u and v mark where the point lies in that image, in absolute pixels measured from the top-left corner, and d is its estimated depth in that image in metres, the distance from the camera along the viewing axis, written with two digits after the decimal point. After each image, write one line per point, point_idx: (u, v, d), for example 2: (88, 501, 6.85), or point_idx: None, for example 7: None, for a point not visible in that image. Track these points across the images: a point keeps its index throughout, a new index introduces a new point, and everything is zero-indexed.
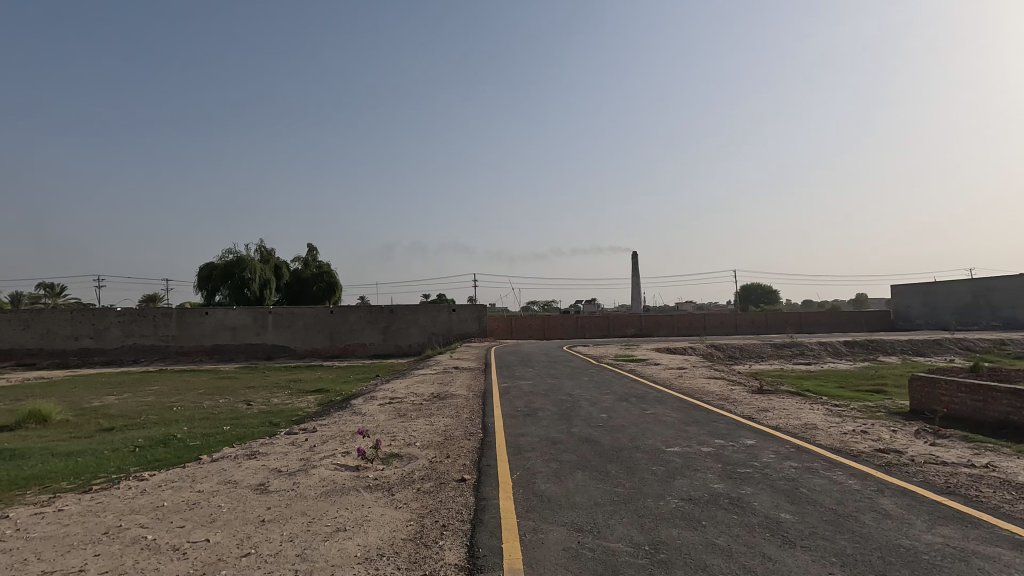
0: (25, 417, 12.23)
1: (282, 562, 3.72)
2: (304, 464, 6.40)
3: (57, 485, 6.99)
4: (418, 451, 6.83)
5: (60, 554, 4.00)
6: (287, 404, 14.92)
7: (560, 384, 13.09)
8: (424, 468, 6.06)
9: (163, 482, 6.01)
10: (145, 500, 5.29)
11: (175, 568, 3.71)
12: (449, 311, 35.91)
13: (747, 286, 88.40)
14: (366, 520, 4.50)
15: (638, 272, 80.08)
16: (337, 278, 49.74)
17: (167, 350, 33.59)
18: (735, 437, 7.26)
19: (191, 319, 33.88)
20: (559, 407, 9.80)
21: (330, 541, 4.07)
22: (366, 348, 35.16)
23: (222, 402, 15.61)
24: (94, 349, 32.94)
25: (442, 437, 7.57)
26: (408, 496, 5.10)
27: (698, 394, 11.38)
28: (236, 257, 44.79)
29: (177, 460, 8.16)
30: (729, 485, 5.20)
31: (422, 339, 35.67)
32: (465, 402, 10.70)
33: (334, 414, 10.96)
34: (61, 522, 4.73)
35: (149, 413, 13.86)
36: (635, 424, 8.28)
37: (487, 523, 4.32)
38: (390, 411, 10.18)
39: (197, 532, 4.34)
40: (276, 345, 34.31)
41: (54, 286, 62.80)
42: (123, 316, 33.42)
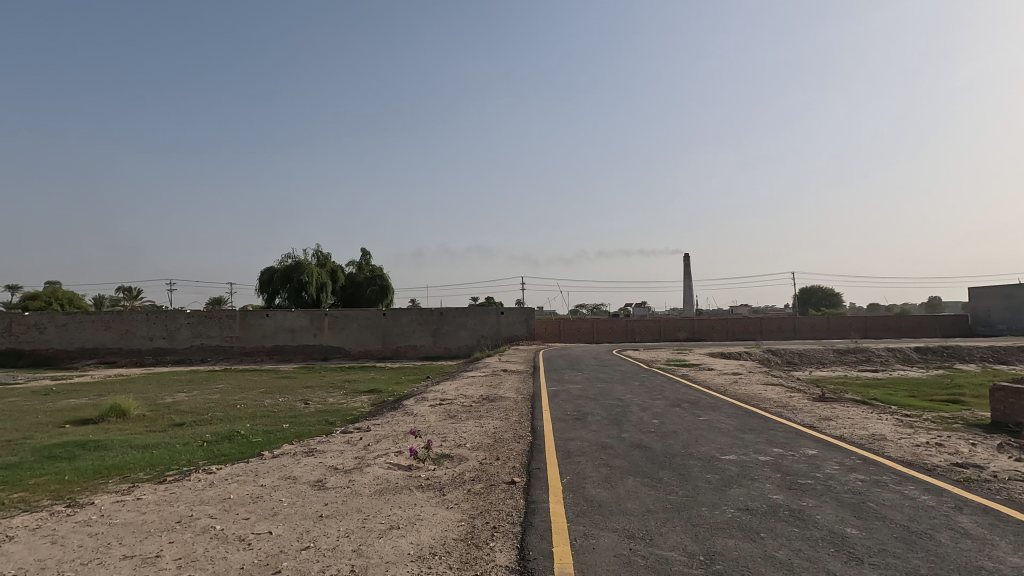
0: (108, 412, 13.21)
1: (340, 557, 3.85)
2: (359, 463, 6.60)
3: (133, 475, 7.46)
4: (468, 452, 6.91)
5: (139, 540, 4.28)
6: (343, 403, 15.44)
7: (610, 388, 12.92)
8: (474, 469, 6.13)
9: (228, 475, 6.34)
10: (213, 492, 5.60)
11: (240, 559, 3.89)
12: (498, 314, 36.17)
13: (806, 288, 85.14)
14: (419, 518, 4.60)
15: (690, 276, 78.32)
16: (389, 281, 51.14)
17: (231, 350, 35.37)
18: (795, 446, 6.96)
19: (254, 321, 35.57)
20: (609, 412, 9.68)
21: (384, 538, 4.18)
22: (417, 350, 35.88)
23: (281, 401, 16.23)
24: (167, 348, 35.16)
25: (492, 439, 7.62)
26: (459, 496, 5.17)
27: (754, 400, 10.98)
28: (295, 260, 46.77)
29: (242, 455, 8.56)
30: (788, 496, 4.99)
31: (471, 341, 35.99)
32: (514, 405, 10.74)
33: (387, 414, 11.25)
34: (139, 510, 5.07)
35: (215, 409, 14.65)
36: (688, 430, 8.05)
37: (537, 527, 4.31)
38: (441, 412, 10.38)
39: (261, 525, 4.55)
40: (331, 346, 35.54)
41: (133, 289, 68.02)
42: (192, 317, 35.48)
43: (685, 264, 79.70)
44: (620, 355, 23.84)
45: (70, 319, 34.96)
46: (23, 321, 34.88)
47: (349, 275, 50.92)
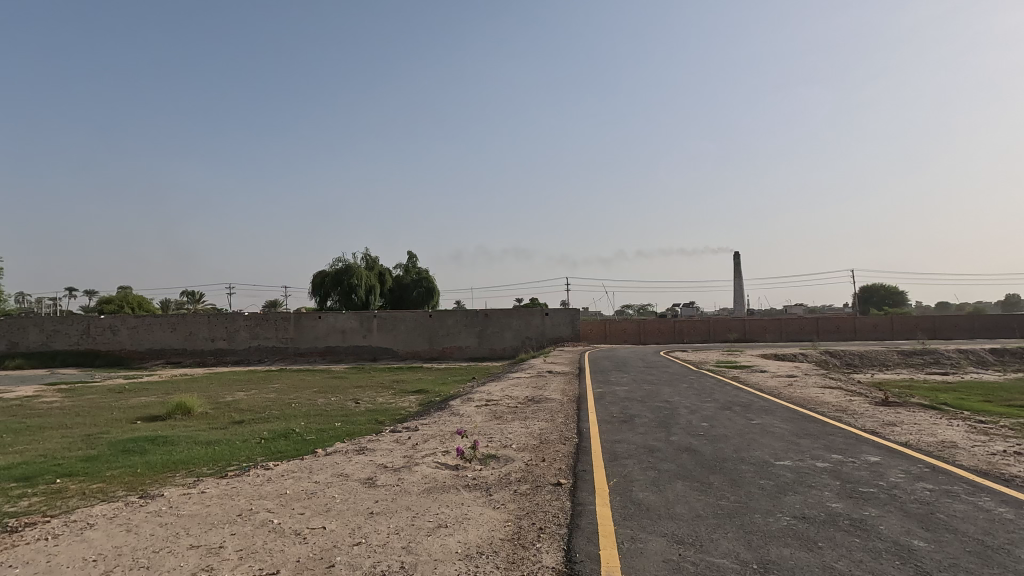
0: (175, 409, 14.01)
1: (390, 553, 3.95)
2: (408, 462, 6.74)
3: (198, 470, 7.88)
4: (514, 453, 6.94)
5: (204, 531, 4.52)
6: (391, 403, 15.80)
7: (657, 390, 12.68)
8: (520, 470, 6.15)
9: (285, 472, 6.60)
10: (271, 487, 5.85)
11: (295, 552, 4.04)
12: (542, 315, 36.13)
13: (867, 287, 80.96)
14: (466, 517, 4.66)
15: (741, 275, 75.94)
16: (435, 283, 51.97)
17: (286, 351, 36.79)
18: (855, 453, 6.63)
19: (307, 323, 36.89)
20: (657, 414, 9.50)
21: (433, 536, 4.25)
22: (463, 351, 36.26)
23: (333, 400, 16.76)
24: (227, 349, 36.92)
25: (538, 441, 7.62)
26: (506, 497, 5.20)
27: (810, 404, 10.52)
28: (345, 264, 48.23)
29: (296, 452, 8.89)
30: (849, 505, 4.76)
31: (516, 342, 36.06)
32: (560, 406, 10.69)
33: (435, 414, 11.43)
34: (204, 503, 5.35)
35: (272, 408, 15.27)
36: (740, 434, 7.81)
37: (584, 529, 4.29)
38: (487, 413, 10.44)
39: (316, 520, 4.71)
40: (380, 347, 36.44)
41: (196, 293, 71.84)
42: (250, 320, 37.12)
43: (736, 262, 77.20)
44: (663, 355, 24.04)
45: (140, 321, 37.26)
46: (99, 324, 37.39)
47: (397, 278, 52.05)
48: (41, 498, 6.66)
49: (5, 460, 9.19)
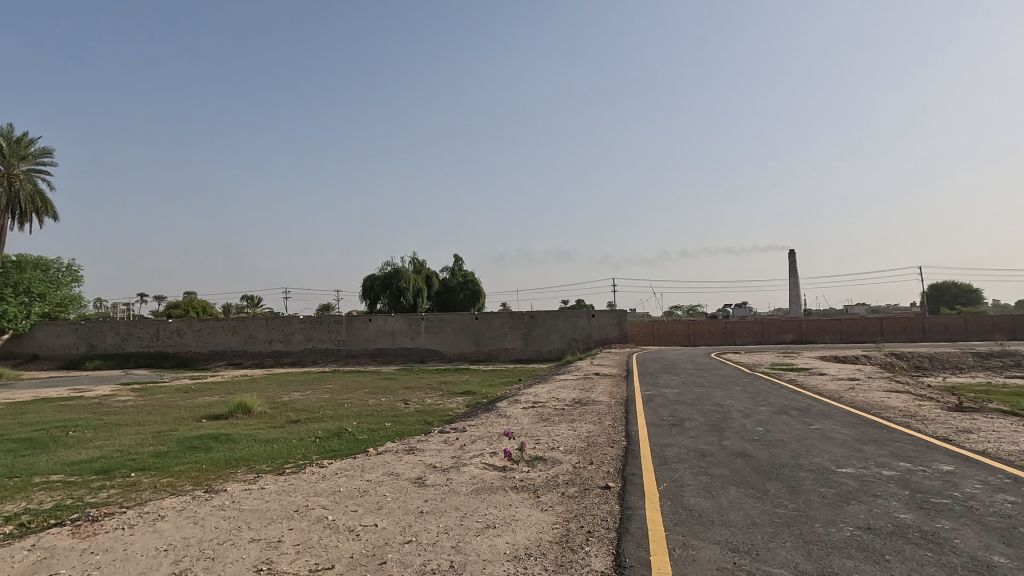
0: (236, 409, 14.69)
1: (440, 552, 4.00)
2: (456, 462, 6.83)
3: (257, 467, 8.23)
4: (562, 455, 6.90)
5: (264, 525, 4.72)
6: (439, 404, 16.04)
7: (708, 393, 12.35)
8: (568, 472, 6.11)
9: (339, 470, 6.82)
10: (325, 485, 6.05)
11: (349, 548, 4.16)
12: (589, 316, 35.81)
13: (936, 285, 76.14)
14: (514, 519, 4.67)
15: (797, 274, 72.91)
16: (480, 285, 52.48)
17: (339, 353, 37.95)
18: (925, 461, 6.24)
19: (358, 325, 37.94)
20: (708, 418, 9.25)
21: (481, 537, 4.28)
22: (509, 353, 36.39)
23: (384, 401, 17.18)
24: (284, 351, 38.45)
25: (585, 443, 7.55)
26: (553, 499, 5.19)
27: (874, 409, 9.98)
28: (394, 268, 49.40)
29: (349, 451, 9.16)
30: (919, 517, 4.48)
31: (562, 344, 35.86)
32: (607, 409, 10.56)
33: (482, 415, 11.52)
34: (264, 498, 5.59)
35: (325, 408, 15.79)
36: (798, 440, 7.49)
37: (633, 533, 4.22)
38: (534, 414, 10.45)
39: (368, 517, 4.84)
40: (428, 349, 37.08)
41: (254, 298, 75.26)
42: (305, 323, 38.52)
43: (792, 260, 74.19)
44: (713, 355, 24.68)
45: (204, 325, 39.32)
46: (168, 328, 39.67)
47: (443, 281, 52.86)
48: (118, 490, 7.13)
49: (85, 454, 9.88)
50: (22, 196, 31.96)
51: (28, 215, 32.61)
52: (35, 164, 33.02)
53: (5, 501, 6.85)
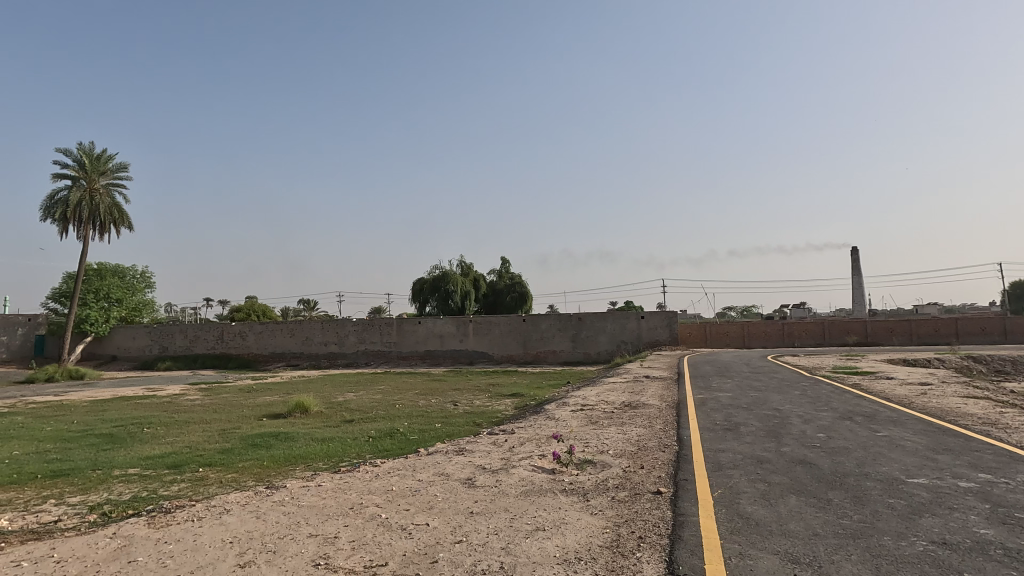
0: (294, 408, 15.30)
1: (490, 553, 4.03)
2: (505, 463, 6.86)
3: (314, 464, 8.54)
4: (611, 459, 6.82)
5: (321, 521, 4.90)
6: (488, 406, 16.17)
7: (765, 397, 11.90)
8: (618, 476, 6.03)
9: (391, 469, 6.98)
10: (379, 483, 6.21)
11: (402, 546, 4.25)
12: (638, 318, 35.21)
13: (1019, 282, 70.61)
14: (564, 522, 4.65)
15: (860, 273, 69.30)
16: (528, 287, 52.59)
17: (390, 355, 38.87)
18: (1009, 473, 5.77)
19: (408, 328, 38.74)
20: (765, 423, 8.90)
21: (531, 539, 4.29)
22: (557, 355, 36.29)
23: (434, 402, 17.48)
24: (338, 352, 39.74)
25: (635, 447, 7.42)
26: (603, 503, 5.12)
27: (949, 416, 9.33)
28: (442, 271, 50.22)
29: (400, 451, 9.37)
30: (1003, 533, 4.16)
31: (611, 346, 35.42)
32: (658, 412, 10.34)
33: (531, 417, 11.52)
34: (321, 495, 5.80)
35: (378, 409, 16.23)
36: (863, 447, 7.10)
37: (687, 541, 4.12)
38: (583, 417, 10.36)
39: (420, 516, 4.93)
40: (477, 351, 37.45)
41: (311, 301, 78.19)
42: (358, 325, 39.67)
43: (854, 258, 70.57)
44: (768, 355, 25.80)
45: (265, 327, 41.16)
46: (231, 330, 41.72)
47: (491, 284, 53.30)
48: (188, 484, 7.56)
49: (159, 449, 10.53)
50: (102, 209, 34.44)
51: (107, 226, 35.07)
52: (113, 179, 35.50)
53: (90, 492, 7.39)
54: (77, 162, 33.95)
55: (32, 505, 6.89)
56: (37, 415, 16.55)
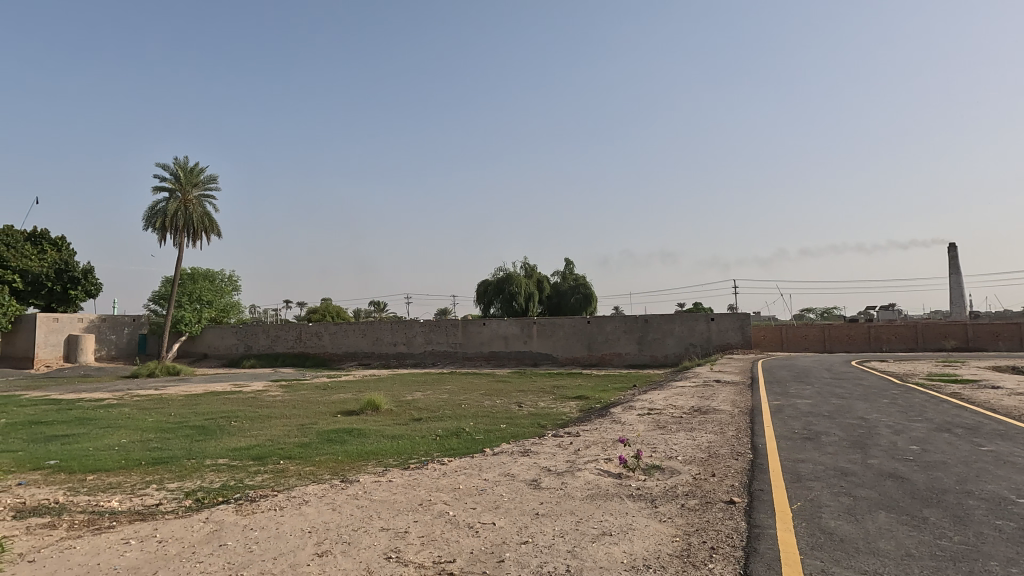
0: (366, 405, 15.94)
1: (555, 555, 4.02)
2: (570, 466, 6.82)
3: (385, 460, 8.85)
4: (680, 465, 6.62)
5: (392, 516, 5.07)
6: (552, 408, 16.15)
7: (849, 405, 11.14)
8: (687, 483, 5.84)
9: (458, 468, 7.11)
10: (446, 481, 6.35)
11: (469, 544, 4.32)
12: (707, 320, 33.96)
13: None
14: (631, 528, 4.56)
15: (959, 271, 63.48)
16: (592, 289, 52.03)
17: (456, 355, 39.64)
18: None
19: (473, 329, 39.36)
20: (849, 433, 8.33)
21: (597, 543, 4.24)
22: (622, 358, 35.68)
23: (498, 403, 17.64)
24: (406, 353, 40.99)
25: (706, 454, 7.16)
26: (672, 510, 4.98)
27: None
28: (506, 273, 50.66)
29: (466, 450, 9.55)
30: None
31: (678, 349, 34.38)
32: (731, 418, 9.92)
33: (596, 420, 11.39)
34: (392, 490, 6.01)
35: (444, 408, 16.61)
36: (964, 463, 6.49)
37: (763, 554, 3.92)
38: (650, 422, 10.11)
39: (486, 516, 4.99)
40: (541, 353, 37.49)
41: (381, 303, 81.19)
42: (425, 326, 40.76)
43: (952, 255, 64.76)
44: (852, 358, 26.05)
45: (339, 328, 43.15)
46: (308, 330, 44.01)
47: (554, 285, 53.18)
48: (270, 475, 8.05)
49: (244, 442, 11.28)
50: (195, 218, 37.34)
51: (199, 234, 37.94)
52: (204, 190, 38.38)
53: (186, 479, 8.03)
54: (174, 175, 37.03)
55: (138, 488, 7.59)
56: (140, 407, 18.18)
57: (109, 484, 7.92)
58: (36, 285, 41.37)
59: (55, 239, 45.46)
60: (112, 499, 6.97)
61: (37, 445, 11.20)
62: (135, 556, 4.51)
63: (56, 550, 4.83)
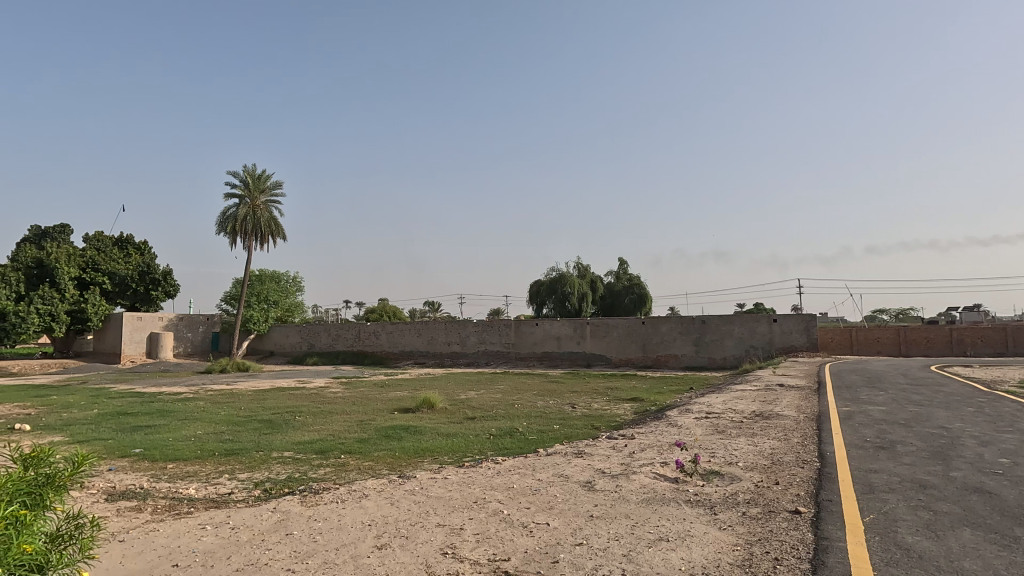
0: (422, 403, 16.30)
1: (611, 558, 3.98)
2: (625, 469, 6.72)
3: (440, 458, 9.01)
4: (741, 472, 6.39)
5: (448, 512, 5.16)
6: (606, 409, 15.95)
7: (929, 413, 10.41)
8: (749, 491, 5.62)
9: (512, 467, 7.16)
10: (501, 480, 6.40)
11: (524, 543, 4.34)
12: (769, 321, 32.58)
13: None
14: (689, 535, 4.44)
15: None
16: (646, 289, 51.02)
17: (509, 356, 39.85)
18: None
19: (526, 329, 39.47)
20: (928, 443, 7.78)
21: (654, 548, 4.16)
22: (678, 359, 34.79)
23: (551, 404, 17.60)
24: (460, 352, 41.59)
25: (769, 461, 6.88)
26: (732, 518, 4.82)
27: None
28: (559, 273, 50.51)
29: (519, 450, 9.59)
30: None
31: (738, 351, 33.18)
32: (795, 424, 9.48)
33: (651, 423, 11.17)
34: (447, 487, 6.12)
35: (498, 407, 16.75)
36: None
37: (832, 568, 3.73)
38: (708, 426, 9.81)
39: (540, 516, 5.00)
40: (594, 354, 37.13)
41: (436, 303, 82.62)
42: (478, 326, 41.21)
43: None
44: (931, 363, 24.27)
45: (395, 327, 44.34)
46: (366, 330, 45.44)
47: (608, 285, 52.52)
48: (332, 469, 8.38)
49: (307, 436, 11.78)
50: (262, 222, 39.36)
51: (266, 237, 39.96)
52: (271, 196, 40.38)
53: (255, 470, 8.48)
54: (243, 182, 39.15)
55: (212, 477, 8.08)
56: (213, 401, 19.32)
57: (187, 473, 8.48)
58: (121, 285, 44.69)
59: (139, 243, 48.89)
60: (189, 486, 7.45)
61: (123, 434, 12.12)
62: (210, 541, 4.80)
63: (141, 532, 5.21)
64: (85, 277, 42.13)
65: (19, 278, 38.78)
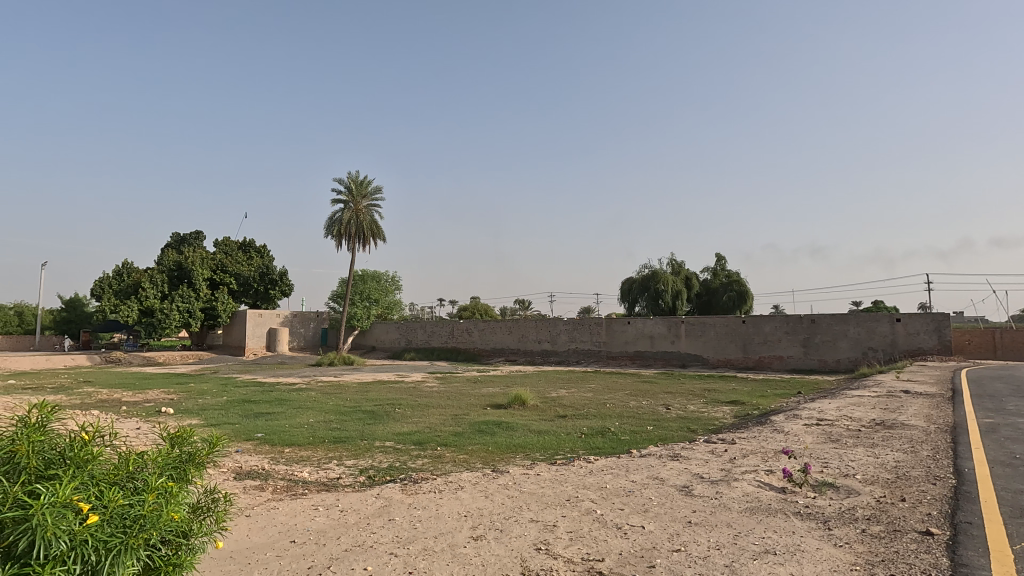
0: (513, 401, 16.55)
1: (712, 568, 3.81)
2: (726, 475, 6.38)
3: (531, 454, 9.09)
4: (860, 485, 5.83)
5: (541, 509, 5.18)
6: (703, 412, 15.30)
7: None
8: (869, 506, 5.13)
9: (605, 467, 7.05)
10: (593, 479, 6.33)
11: (618, 545, 4.26)
12: (891, 322, 29.49)
13: None
14: (799, 549, 4.13)
15: None
16: (747, 286, 48.12)
17: (600, 354, 39.38)
18: None
19: (618, 328, 38.78)
20: None
21: (759, 561, 3.92)
22: (784, 362, 32.51)
23: (645, 404, 17.16)
24: (551, 350, 41.71)
25: (892, 474, 6.24)
26: (851, 535, 4.42)
27: None
28: (652, 270, 49.08)
29: (612, 450, 9.43)
30: None
31: (854, 354, 30.38)
32: (924, 436, 8.48)
33: (753, 428, 10.52)
34: (539, 484, 6.15)
35: (590, 407, 16.60)
36: None
37: None
38: (820, 433, 9.06)
39: (635, 518, 4.89)
40: (689, 354, 35.69)
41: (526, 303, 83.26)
42: (568, 324, 41.12)
43: None
44: None
45: (487, 325, 45.36)
46: (460, 328, 46.86)
47: (705, 283, 50.17)
48: (429, 460, 8.74)
49: (406, 428, 12.39)
50: (364, 225, 41.84)
51: (368, 240, 42.46)
52: (372, 201, 42.83)
53: (360, 458, 9.06)
54: (348, 188, 41.87)
55: (324, 463, 8.73)
56: (323, 392, 20.85)
57: (301, 457, 9.22)
58: (245, 285, 49.50)
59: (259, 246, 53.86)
60: (303, 470, 8.09)
61: (248, 420, 13.43)
62: (322, 521, 5.19)
63: (264, 508, 5.75)
64: (215, 278, 47.19)
65: (163, 279, 44.27)
